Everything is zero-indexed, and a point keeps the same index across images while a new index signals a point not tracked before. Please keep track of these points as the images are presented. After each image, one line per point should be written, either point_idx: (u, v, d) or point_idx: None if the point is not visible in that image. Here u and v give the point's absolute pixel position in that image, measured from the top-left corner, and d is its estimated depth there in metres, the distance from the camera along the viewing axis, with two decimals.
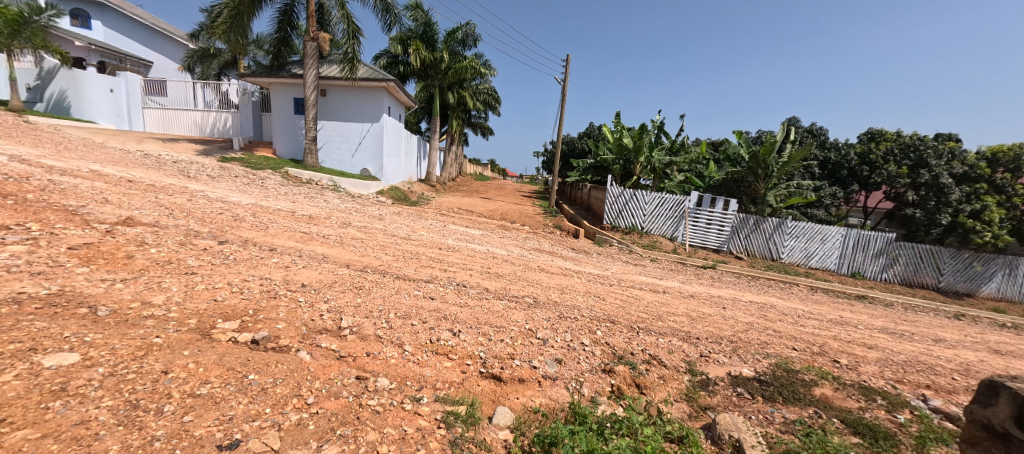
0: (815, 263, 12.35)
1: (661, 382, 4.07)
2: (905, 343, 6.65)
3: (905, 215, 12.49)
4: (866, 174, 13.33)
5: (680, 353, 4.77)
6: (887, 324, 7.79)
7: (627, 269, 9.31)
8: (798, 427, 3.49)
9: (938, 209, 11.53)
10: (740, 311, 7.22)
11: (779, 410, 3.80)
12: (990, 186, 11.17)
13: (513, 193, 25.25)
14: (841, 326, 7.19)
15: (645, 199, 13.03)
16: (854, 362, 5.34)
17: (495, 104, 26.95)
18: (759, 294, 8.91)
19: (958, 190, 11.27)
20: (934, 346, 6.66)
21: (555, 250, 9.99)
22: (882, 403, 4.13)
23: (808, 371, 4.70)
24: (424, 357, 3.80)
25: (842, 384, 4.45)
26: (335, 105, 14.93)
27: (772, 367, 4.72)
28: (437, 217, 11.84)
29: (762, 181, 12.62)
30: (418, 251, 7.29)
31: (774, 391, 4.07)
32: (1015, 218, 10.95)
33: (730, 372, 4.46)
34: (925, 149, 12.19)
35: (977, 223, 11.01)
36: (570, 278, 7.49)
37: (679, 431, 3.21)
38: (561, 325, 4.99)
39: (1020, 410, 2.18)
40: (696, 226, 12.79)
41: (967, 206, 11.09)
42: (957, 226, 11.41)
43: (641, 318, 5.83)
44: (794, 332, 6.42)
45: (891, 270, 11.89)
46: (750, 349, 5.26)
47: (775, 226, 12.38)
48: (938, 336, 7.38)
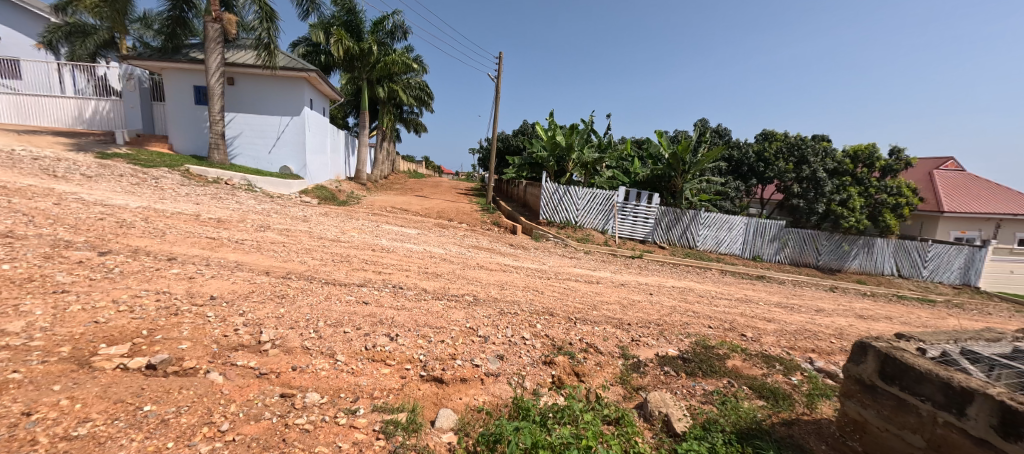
0: (724, 249, 13.80)
1: (597, 368, 4.25)
2: (795, 314, 7.69)
3: (793, 205, 14.28)
4: (762, 169, 14.98)
5: (614, 339, 5.03)
6: (781, 299, 8.96)
7: (562, 262, 9.62)
8: (715, 396, 3.86)
9: (816, 200, 13.43)
10: (665, 296, 7.83)
11: (699, 383, 4.16)
12: (854, 179, 13.39)
13: (450, 190, 24.87)
14: (746, 303, 8.12)
15: (578, 194, 13.53)
16: (758, 335, 6.04)
17: (428, 100, 26.24)
18: (680, 279, 9.73)
19: (830, 183, 13.25)
20: (817, 316, 7.79)
21: (493, 246, 10.00)
22: (781, 368, 4.72)
23: (721, 346, 5.23)
24: (360, 366, 3.58)
25: (749, 355, 5.01)
26: (246, 97, 13.51)
27: (693, 345, 5.16)
28: (368, 216, 11.27)
29: (681, 176, 13.74)
30: (348, 253, 6.87)
31: (694, 367, 4.44)
32: (872, 205, 13.21)
33: (658, 353, 4.79)
34: (805, 148, 14.05)
35: (845, 210, 13.11)
36: (509, 274, 7.56)
37: (615, 413, 3.38)
38: (501, 321, 5.01)
39: (884, 364, 2.57)
40: (624, 219, 13.60)
41: (837, 196, 13.11)
42: (831, 213, 13.45)
43: (577, 308, 6.05)
44: (709, 311, 7.11)
45: (783, 252, 13.67)
46: (675, 331, 5.70)
47: (691, 217, 13.58)
48: (819, 307, 8.64)
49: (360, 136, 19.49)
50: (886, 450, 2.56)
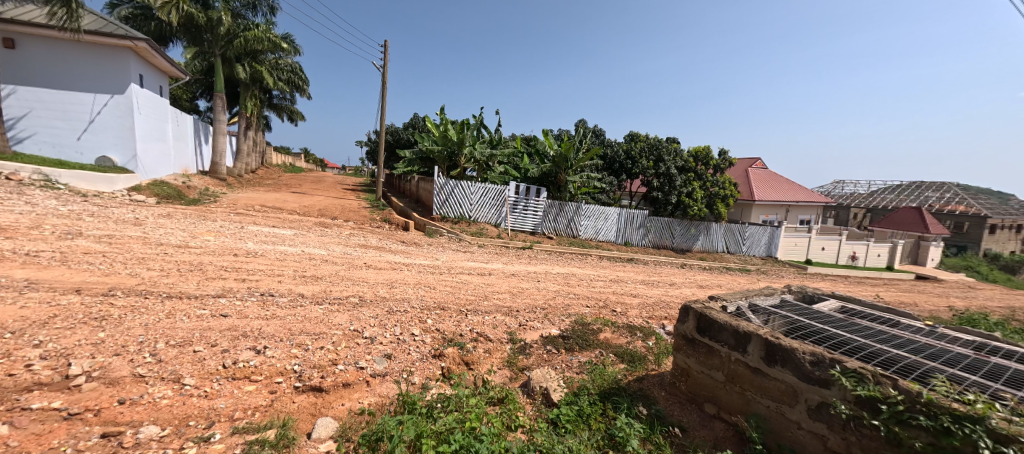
0: (601, 237, 15.46)
1: (486, 355, 4.44)
2: (654, 289, 9.11)
3: (653, 197, 16.62)
4: (630, 166, 16.85)
5: (503, 326, 5.30)
6: (645, 277, 10.48)
7: (456, 256, 9.70)
8: (588, 366, 4.36)
9: (670, 192, 15.85)
10: (550, 281, 8.51)
11: (576, 356, 4.66)
12: (696, 175, 16.12)
13: (334, 186, 22.96)
14: (617, 283, 9.29)
15: (471, 189, 13.68)
16: (625, 309, 6.97)
17: (303, 86, 23.55)
18: (565, 266, 10.64)
19: (679, 178, 15.75)
20: (669, 288, 9.35)
21: (382, 244, 9.55)
22: (641, 335, 5.56)
23: (596, 322, 5.93)
24: (215, 387, 3.15)
25: (617, 327, 5.78)
26: (36, 67, 10.44)
27: (573, 324, 5.74)
28: (228, 216, 9.73)
29: (564, 172, 14.88)
30: (202, 260, 5.88)
31: (572, 342, 4.95)
32: (708, 196, 16.21)
33: (542, 334, 5.21)
34: (661, 149, 16.25)
35: (691, 200, 15.80)
36: (399, 271, 7.35)
37: (500, 394, 3.59)
38: (390, 320, 4.87)
39: (700, 321, 3.25)
40: (515, 212, 14.20)
41: (684, 189, 15.70)
42: (681, 204, 16.06)
43: (469, 300, 6.21)
44: (587, 292, 7.97)
45: (648, 237, 15.92)
46: (558, 313, 6.25)
47: (574, 209, 14.88)
48: (672, 281, 10.37)
49: (216, 123, 16.57)
50: (702, 387, 3.27)
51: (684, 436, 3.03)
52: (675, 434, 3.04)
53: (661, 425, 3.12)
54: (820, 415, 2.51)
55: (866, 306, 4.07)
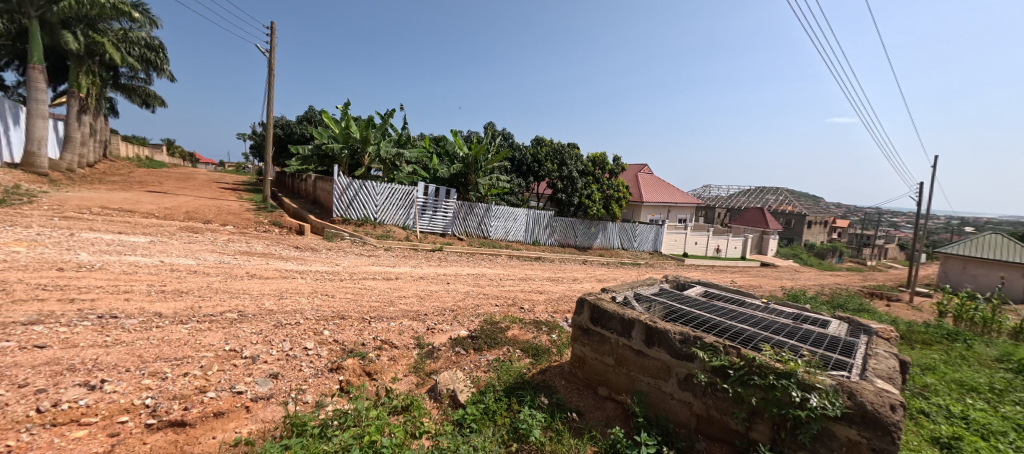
0: (511, 237, 15.88)
1: (390, 364, 4.23)
2: (558, 285, 9.62)
3: (558, 198, 17.58)
4: (536, 169, 17.53)
5: (410, 332, 5.11)
6: (551, 274, 11.02)
7: (358, 261, 9.08)
8: (496, 364, 4.44)
9: (573, 194, 16.91)
10: (460, 283, 8.45)
11: (485, 355, 4.70)
12: (594, 178, 17.46)
13: (207, 184, 19.76)
14: (525, 281, 9.61)
15: (375, 190, 12.94)
16: (532, 306, 7.25)
17: (161, 65, 19.86)
18: (475, 267, 10.68)
19: (581, 180, 16.93)
20: (572, 284, 9.98)
21: (270, 251, 8.51)
22: (546, 329, 5.84)
23: (505, 320, 6.06)
24: (25, 439, 2.47)
25: (524, 323, 6.00)
26: None
27: (482, 323, 5.80)
28: (49, 221, 7.72)
29: (474, 173, 14.89)
30: (5, 278, 4.57)
31: (481, 342, 4.98)
32: (605, 197, 17.68)
33: (451, 336, 5.15)
34: (564, 153, 17.25)
35: (590, 202, 17.07)
36: (290, 280, 6.62)
37: (404, 402, 3.45)
38: (276, 334, 4.35)
39: (593, 312, 3.53)
40: (424, 214, 13.81)
41: (585, 192, 16.91)
42: (582, 205, 17.26)
43: (372, 307, 5.85)
44: (497, 291, 8.09)
45: (553, 236, 16.80)
46: (467, 313, 6.24)
47: (484, 210, 15.05)
48: (575, 277, 11.07)
49: (31, 102, 13.07)
50: (595, 372, 3.56)
51: (580, 419, 3.26)
52: (573, 419, 3.25)
53: (561, 412, 3.31)
54: (687, 386, 2.91)
55: (722, 290, 4.85)
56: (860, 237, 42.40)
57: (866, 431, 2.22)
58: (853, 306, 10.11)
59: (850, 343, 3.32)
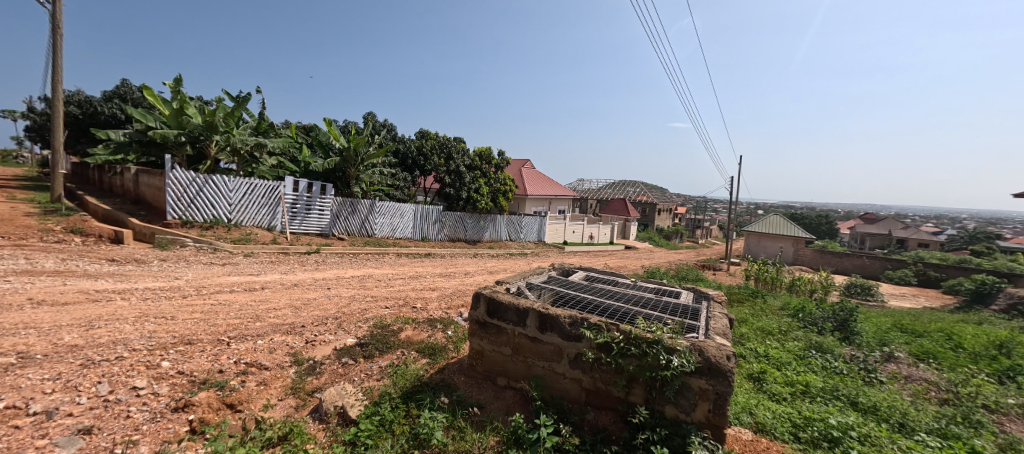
0: (398, 234, 15.15)
1: (259, 389, 3.62)
2: (450, 280, 9.54)
3: (446, 193, 17.32)
4: (422, 163, 16.93)
5: (283, 348, 4.46)
6: (442, 270, 10.87)
7: (210, 272, 7.62)
8: (390, 370, 4.17)
9: (461, 188, 16.87)
10: (343, 287, 7.74)
11: (376, 362, 4.38)
12: (481, 173, 17.66)
13: None
14: (415, 278, 9.30)
15: (229, 186, 10.95)
16: (425, 304, 7.02)
17: None
18: (359, 268, 9.91)
19: (468, 174, 16.98)
20: (463, 278, 10.00)
21: (72, 268, 6.56)
22: (441, 326, 5.72)
23: (396, 322, 5.75)
24: None
25: (417, 323, 5.79)
26: None
27: (372, 328, 5.40)
28: None
29: (353, 167, 13.71)
30: None
31: (371, 349, 4.62)
32: (492, 191, 18.05)
33: (335, 347, 4.67)
34: (451, 147, 17.01)
35: (478, 196, 17.26)
36: (109, 303, 5.22)
37: (280, 431, 2.99)
38: (88, 376, 3.37)
39: (489, 304, 3.56)
40: (295, 213, 12.26)
41: (472, 186, 17.01)
42: (470, 199, 17.34)
43: (231, 325, 4.96)
44: (386, 293, 7.63)
45: (443, 231, 16.58)
46: (352, 320, 5.73)
47: (367, 207, 14.05)
48: (466, 271, 11.12)
49: None
50: (494, 364, 3.61)
51: (481, 412, 3.26)
52: (474, 413, 3.23)
53: (461, 409, 3.26)
54: (577, 364, 3.13)
55: (600, 274, 5.37)
56: (696, 221, 51.61)
57: (712, 380, 2.63)
58: (693, 278, 12.28)
59: (696, 309, 3.98)
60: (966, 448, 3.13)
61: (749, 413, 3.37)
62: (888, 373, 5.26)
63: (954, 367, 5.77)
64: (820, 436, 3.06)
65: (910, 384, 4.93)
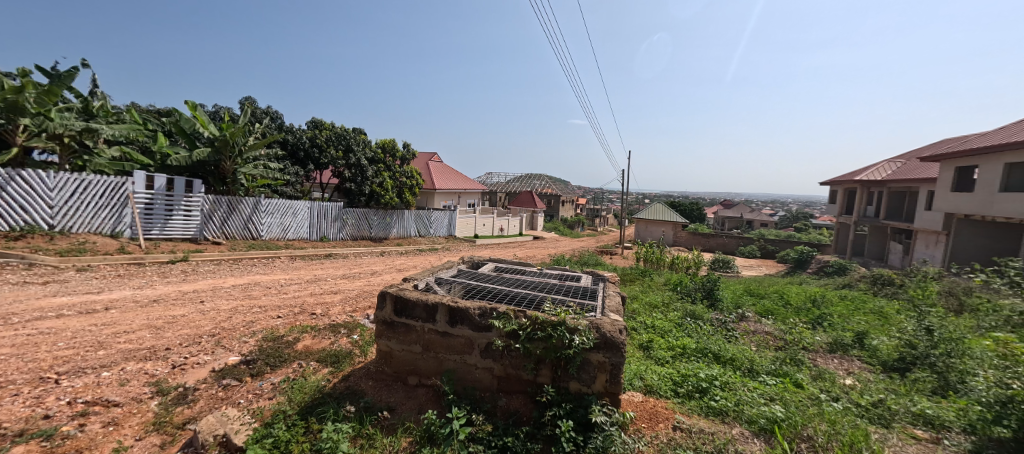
0: (291, 235, 13.65)
1: (106, 431, 2.97)
2: (354, 281, 8.95)
3: (346, 188, 16.04)
4: (317, 155, 15.37)
5: (140, 378, 3.74)
6: (344, 271, 10.13)
7: (29, 293, 6.02)
8: (284, 385, 3.77)
9: (363, 183, 15.78)
10: (222, 299, 6.74)
11: (267, 380, 3.92)
12: (384, 166, 16.70)
13: None
14: (314, 282, 8.52)
15: (50, 182, 8.63)
16: (326, 309, 6.48)
17: None
18: (243, 275, 8.73)
19: (370, 169, 15.94)
20: (370, 278, 9.47)
21: None
22: (345, 331, 5.34)
23: (291, 332, 5.21)
24: None
25: (317, 330, 5.32)
26: None
27: (261, 341, 4.82)
28: None
29: (230, 160, 11.93)
30: None
31: (260, 365, 4.12)
32: (397, 186, 17.21)
33: (213, 368, 4.06)
34: (349, 139, 15.71)
35: (383, 191, 16.30)
36: None
37: None
38: None
39: (396, 303, 3.43)
40: (151, 216, 10.28)
41: (375, 180, 16.01)
42: (374, 195, 16.29)
43: (63, 358, 4.00)
44: (278, 301, 6.85)
45: (344, 230, 15.37)
46: (234, 335, 5.03)
47: (249, 206, 12.38)
48: (372, 270, 10.52)
49: None
50: (404, 364, 3.50)
51: (392, 415, 3.14)
52: (384, 417, 3.10)
53: (370, 415, 3.11)
54: (487, 353, 3.19)
55: (509, 264, 5.52)
56: (595, 210, 56.00)
57: (607, 353, 2.87)
58: (593, 262, 13.39)
59: (594, 290, 4.35)
60: (791, 382, 3.96)
61: (640, 378, 3.80)
62: (741, 330, 6.39)
63: (785, 320, 7.24)
64: (692, 389, 3.59)
65: (755, 336, 6.06)
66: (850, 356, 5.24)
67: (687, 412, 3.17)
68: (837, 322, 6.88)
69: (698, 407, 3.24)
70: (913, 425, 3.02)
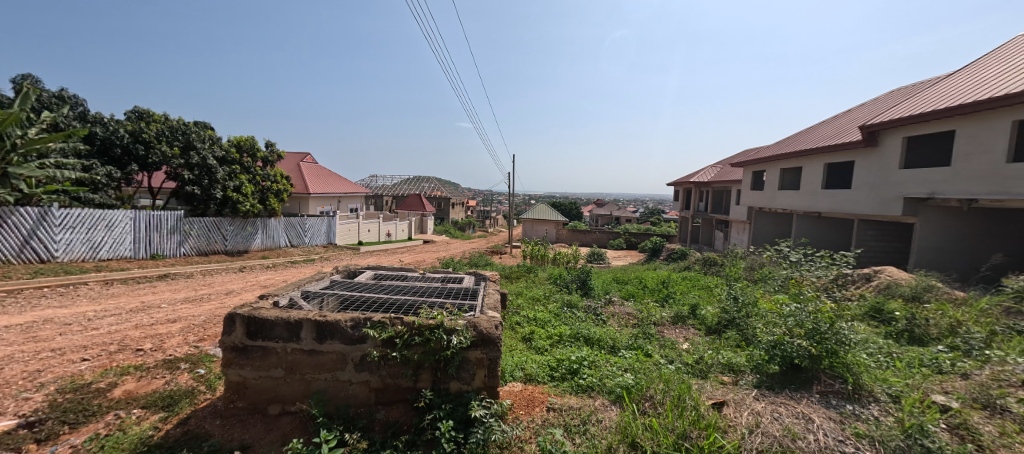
0: (106, 254, 10.79)
1: None
2: (202, 304, 7.51)
3: (187, 194, 13.20)
4: (142, 153, 12.18)
5: None
6: (188, 293, 8.42)
7: None
8: (91, 445, 2.97)
9: (211, 186, 13.18)
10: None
11: (63, 443, 3.03)
12: (241, 168, 14.25)
13: None
14: (142, 311, 6.89)
15: None
16: (159, 342, 5.30)
17: None
18: (28, 310, 6.61)
19: (221, 170, 13.36)
20: (224, 298, 8.06)
21: None
22: (186, 366, 4.44)
23: (105, 376, 4.13)
24: None
25: (145, 369, 4.32)
26: None
27: (54, 395, 3.70)
28: None
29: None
30: None
31: (53, 426, 3.17)
32: (259, 191, 14.86)
33: None
34: (190, 133, 12.94)
35: (239, 196, 13.86)
36: None
37: None
38: None
39: (250, 325, 2.99)
40: None
41: (229, 183, 13.54)
42: (228, 200, 13.76)
43: None
44: (86, 339, 5.36)
45: (187, 244, 12.68)
46: (7, 392, 3.75)
47: (34, 217, 9.44)
48: (227, 289, 8.97)
49: None
50: (262, 392, 3.08)
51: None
52: None
53: None
54: (362, 366, 3.00)
55: (388, 271, 5.29)
56: (484, 211, 57.17)
57: (485, 349, 2.96)
58: (482, 263, 13.67)
59: (475, 290, 4.45)
60: (642, 353, 4.65)
61: (520, 368, 4.02)
62: (608, 313, 7.26)
63: (642, 301, 8.47)
64: (566, 371, 3.94)
65: (619, 317, 6.96)
66: (687, 325, 6.38)
67: (560, 393, 3.47)
68: (678, 299, 8.32)
69: (568, 387, 3.57)
70: (722, 372, 3.83)
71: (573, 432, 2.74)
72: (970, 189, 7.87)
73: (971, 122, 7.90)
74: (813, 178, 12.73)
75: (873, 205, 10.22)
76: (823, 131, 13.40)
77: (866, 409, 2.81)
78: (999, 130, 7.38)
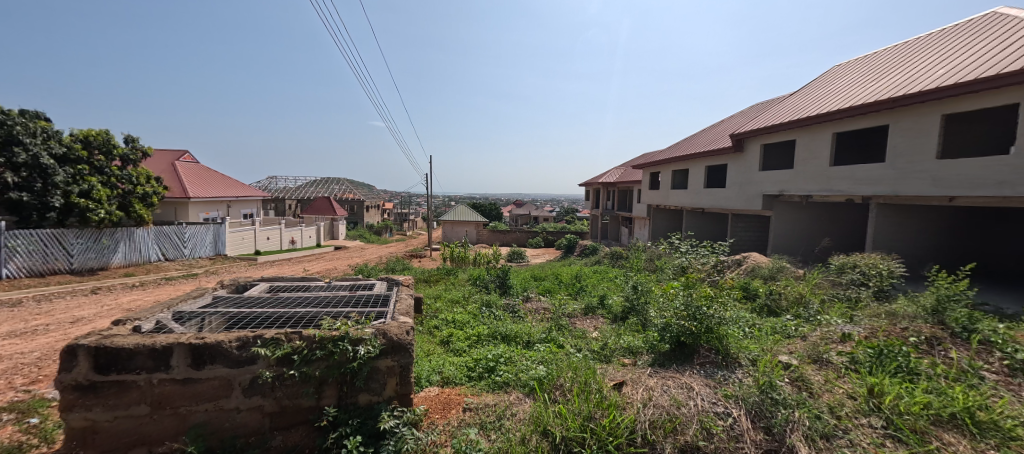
0: None
1: None
2: (37, 338, 6.01)
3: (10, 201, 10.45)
4: None
5: None
6: (17, 325, 6.69)
7: None
8: None
9: (47, 191, 10.64)
10: None
11: None
12: (91, 168, 11.72)
13: None
14: None
15: None
16: None
17: None
18: None
19: (61, 171, 10.85)
20: (70, 328, 6.56)
21: None
22: (10, 418, 3.52)
23: None
24: None
25: None
26: None
27: None
28: None
29: None
30: None
31: None
32: (118, 195, 12.37)
33: None
34: (11, 125, 10.23)
35: (89, 202, 11.38)
36: None
37: None
38: None
39: (100, 357, 2.48)
40: None
41: (74, 187, 11.06)
42: (73, 207, 11.23)
43: None
44: None
45: (12, 263, 10.12)
46: None
47: None
48: (76, 316, 7.32)
49: None
50: (120, 436, 2.57)
51: None
52: None
53: None
54: (252, 390, 2.67)
55: (286, 282, 4.80)
56: (403, 214, 54.77)
57: (396, 356, 2.84)
58: (400, 267, 13.10)
59: (386, 296, 4.25)
60: (555, 344, 4.88)
61: (437, 372, 3.94)
62: (525, 309, 7.47)
63: (557, 295, 8.89)
64: (483, 370, 3.97)
65: (535, 313, 7.20)
66: (596, 315, 6.86)
67: (476, 392, 3.48)
68: (588, 291, 8.90)
69: (486, 386, 3.59)
70: (623, 355, 4.20)
71: (488, 429, 2.78)
72: (808, 188, 9.71)
73: (805, 133, 9.74)
74: (696, 179, 14.58)
75: (741, 201, 12.04)
76: (702, 138, 15.43)
77: (732, 373, 3.30)
78: (823, 140, 9.22)
